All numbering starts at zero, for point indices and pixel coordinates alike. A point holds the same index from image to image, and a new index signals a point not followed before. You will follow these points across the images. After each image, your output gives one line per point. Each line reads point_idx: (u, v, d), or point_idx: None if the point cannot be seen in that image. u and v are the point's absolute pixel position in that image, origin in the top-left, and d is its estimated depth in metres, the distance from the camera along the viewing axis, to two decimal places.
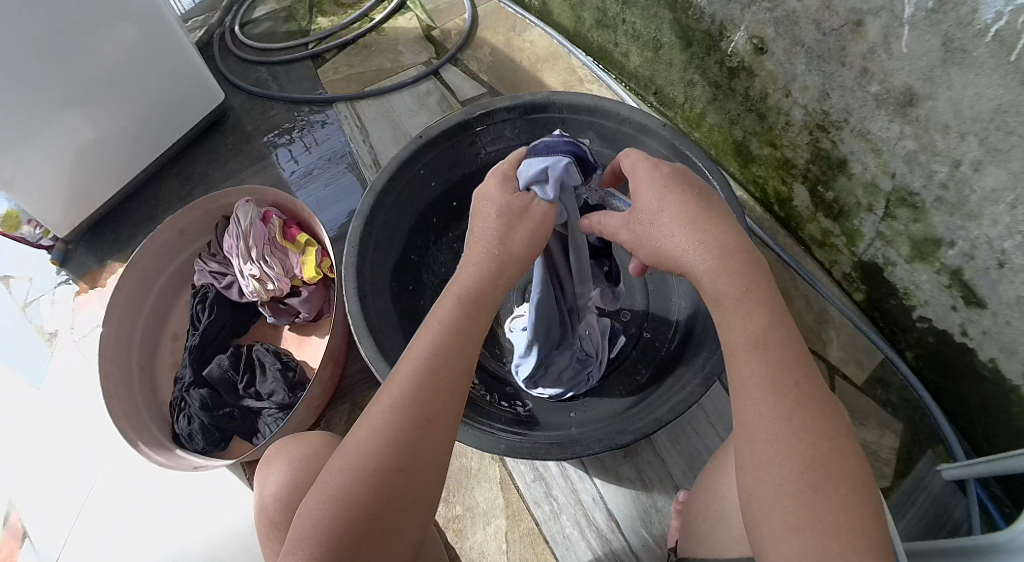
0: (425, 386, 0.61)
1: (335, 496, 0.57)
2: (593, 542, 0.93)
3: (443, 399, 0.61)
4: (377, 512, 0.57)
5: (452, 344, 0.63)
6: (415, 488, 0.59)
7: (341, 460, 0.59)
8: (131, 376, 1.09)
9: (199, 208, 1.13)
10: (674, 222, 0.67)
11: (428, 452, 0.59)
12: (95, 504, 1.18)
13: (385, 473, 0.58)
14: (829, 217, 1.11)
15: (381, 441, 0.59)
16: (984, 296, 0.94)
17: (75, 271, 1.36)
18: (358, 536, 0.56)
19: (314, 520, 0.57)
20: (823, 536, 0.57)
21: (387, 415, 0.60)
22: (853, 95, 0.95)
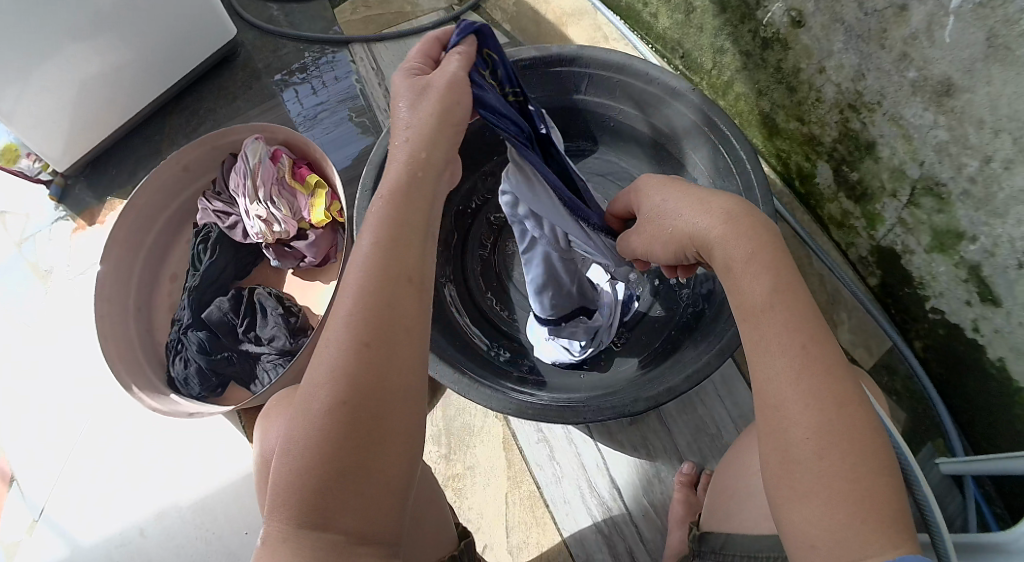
0: (364, 302, 0.55)
1: (288, 449, 0.52)
2: (594, 509, 0.92)
3: (385, 319, 0.54)
4: (338, 448, 0.51)
5: (382, 250, 0.57)
6: (371, 419, 0.52)
7: (293, 409, 0.54)
8: (127, 316, 1.07)
9: (206, 144, 1.09)
10: (683, 202, 0.67)
11: (383, 370, 0.53)
12: (86, 443, 1.16)
13: (332, 408, 0.52)
14: (851, 199, 1.08)
15: (324, 377, 0.53)
16: (1000, 295, 0.91)
17: (73, 206, 1.32)
18: (325, 479, 0.51)
19: (276, 480, 0.52)
20: (831, 507, 0.53)
21: (331, 343, 0.54)
22: (889, 78, 0.92)
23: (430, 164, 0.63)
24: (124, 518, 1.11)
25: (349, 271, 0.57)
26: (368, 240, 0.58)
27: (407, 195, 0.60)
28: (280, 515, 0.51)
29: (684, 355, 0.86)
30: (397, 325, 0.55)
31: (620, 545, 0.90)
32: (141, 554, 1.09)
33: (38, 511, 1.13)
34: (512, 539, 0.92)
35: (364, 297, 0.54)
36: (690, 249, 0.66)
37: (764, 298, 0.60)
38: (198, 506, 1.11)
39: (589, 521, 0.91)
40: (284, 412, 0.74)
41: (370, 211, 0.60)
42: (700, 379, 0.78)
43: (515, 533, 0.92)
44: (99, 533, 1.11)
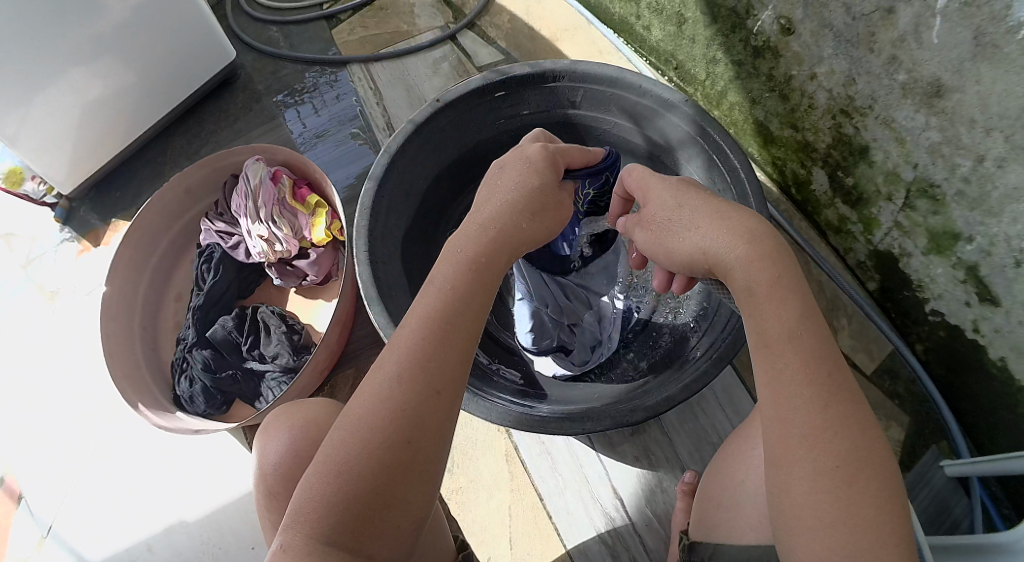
0: (432, 353, 0.59)
1: (332, 471, 0.56)
2: (598, 519, 0.92)
3: (447, 369, 0.59)
4: (382, 483, 0.56)
5: (458, 308, 0.61)
6: (422, 461, 0.57)
7: (343, 433, 0.57)
8: (132, 336, 1.08)
9: (207, 166, 1.10)
10: (703, 215, 0.66)
11: (435, 420, 0.58)
12: (94, 462, 1.18)
13: (389, 444, 0.56)
14: (847, 204, 1.09)
15: (385, 412, 0.57)
16: (998, 294, 0.92)
17: (78, 228, 1.34)
18: (363, 509, 0.55)
19: (313, 497, 0.55)
20: (855, 535, 0.56)
21: (393, 383, 0.58)
22: (879, 81, 0.93)
23: (527, 230, 0.69)
24: (133, 536, 1.13)
25: (420, 315, 0.61)
26: (445, 290, 0.62)
27: (489, 261, 0.65)
28: (310, 529, 0.54)
29: (682, 364, 0.87)
30: (458, 377, 0.60)
31: (624, 555, 0.91)
32: None
33: (45, 529, 1.14)
34: (515, 552, 0.92)
35: (433, 349, 0.59)
36: (702, 263, 0.65)
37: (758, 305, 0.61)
38: (205, 524, 1.12)
39: (594, 532, 0.92)
40: (292, 425, 0.77)
41: (452, 259, 0.64)
42: (699, 388, 0.79)
43: (519, 546, 0.92)
44: (106, 551, 1.12)
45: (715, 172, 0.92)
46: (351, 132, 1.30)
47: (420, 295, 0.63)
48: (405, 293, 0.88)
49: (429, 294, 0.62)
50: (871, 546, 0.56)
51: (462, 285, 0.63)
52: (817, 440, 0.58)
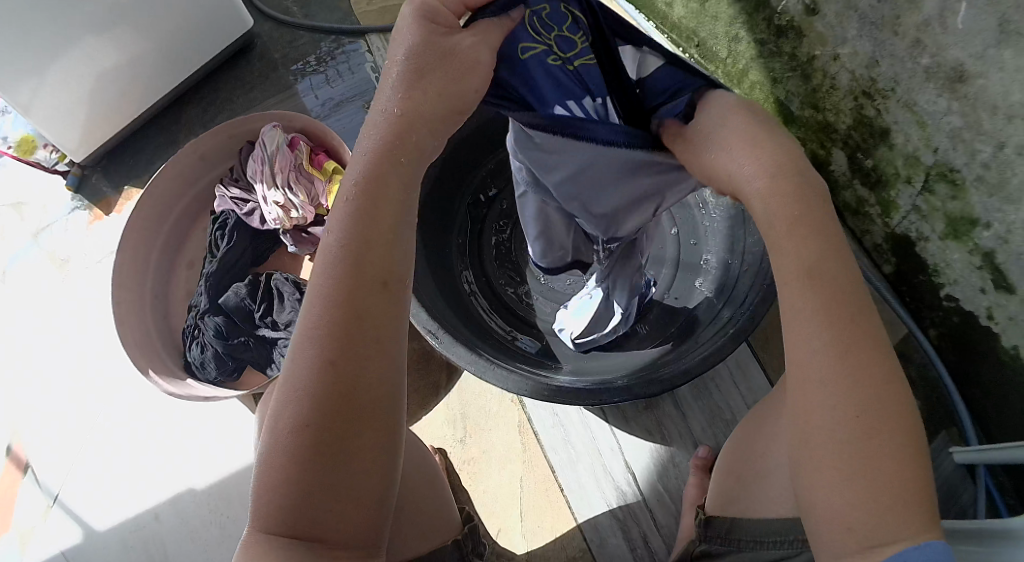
0: (337, 297, 0.52)
1: (268, 459, 0.50)
2: (609, 493, 0.92)
3: (366, 323, 0.52)
4: (318, 456, 0.49)
5: (359, 237, 0.53)
6: (361, 421, 0.50)
7: (273, 413, 0.51)
8: (143, 303, 1.08)
9: (223, 132, 1.09)
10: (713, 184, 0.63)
11: (364, 372, 0.51)
12: (104, 427, 1.18)
13: (317, 415, 0.50)
14: (866, 186, 1.07)
15: (302, 379, 0.50)
16: (1014, 281, 0.91)
17: (90, 196, 1.33)
18: (306, 489, 0.49)
19: (257, 491, 0.50)
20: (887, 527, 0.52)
21: (303, 345, 0.51)
22: (903, 65, 0.92)
23: (428, 123, 0.57)
24: (141, 502, 1.13)
25: (326, 263, 0.53)
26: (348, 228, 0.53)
27: (393, 174, 0.55)
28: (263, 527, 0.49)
29: (699, 337, 0.87)
30: (379, 317, 0.52)
31: (634, 530, 0.91)
32: (156, 538, 1.11)
33: (53, 497, 1.15)
34: (526, 524, 0.92)
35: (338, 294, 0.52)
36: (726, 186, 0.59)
37: None
38: (214, 491, 1.12)
39: (605, 506, 0.92)
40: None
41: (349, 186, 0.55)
42: (716, 361, 0.78)
43: (530, 518, 0.93)
44: (114, 518, 1.13)
45: None
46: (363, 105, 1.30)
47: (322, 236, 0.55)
48: (422, 263, 0.87)
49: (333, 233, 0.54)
50: None
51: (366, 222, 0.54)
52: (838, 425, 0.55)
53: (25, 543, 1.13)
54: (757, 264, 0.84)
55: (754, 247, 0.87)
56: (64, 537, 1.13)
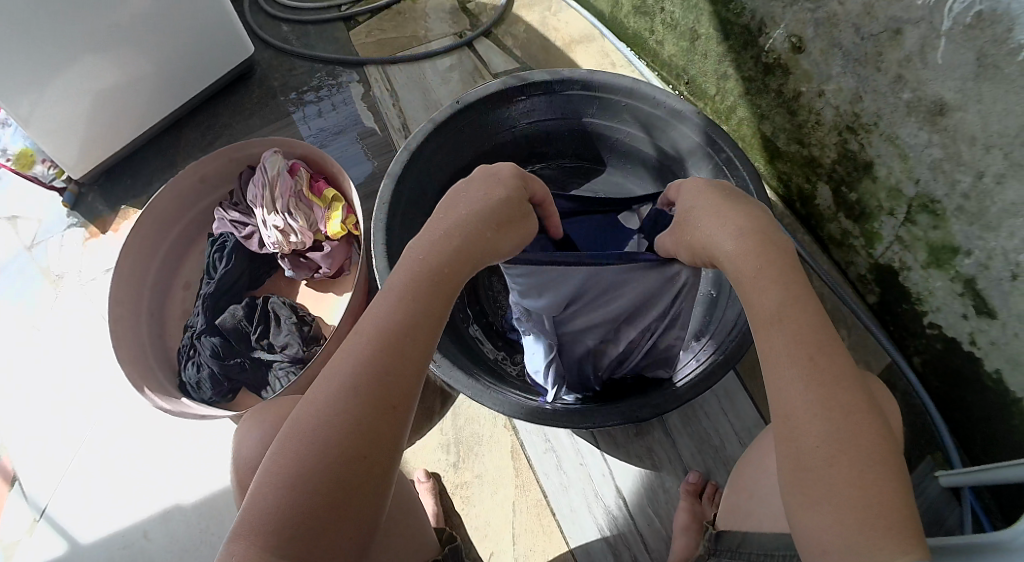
0: (389, 350, 0.57)
1: (284, 481, 0.52)
2: (599, 518, 0.94)
3: (407, 367, 0.58)
4: (329, 500, 0.52)
5: (423, 298, 0.61)
6: (374, 475, 0.54)
7: (296, 437, 0.54)
8: (139, 323, 1.09)
9: (224, 157, 1.10)
10: (717, 218, 0.72)
11: (388, 432, 0.55)
12: (95, 446, 1.18)
13: (344, 459, 0.53)
14: (850, 218, 1.11)
15: (337, 423, 0.54)
16: (995, 307, 0.94)
17: (85, 215, 1.34)
18: (307, 527, 0.51)
19: (256, 509, 0.52)
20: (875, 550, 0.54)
21: (344, 386, 0.55)
22: (885, 99, 0.95)
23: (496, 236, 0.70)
24: (130, 523, 1.13)
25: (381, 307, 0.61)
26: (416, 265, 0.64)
27: (460, 257, 0.66)
28: (256, 546, 0.50)
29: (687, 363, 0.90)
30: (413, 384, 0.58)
31: (626, 554, 0.92)
32: (144, 557, 1.11)
33: (39, 511, 1.15)
34: (518, 549, 0.93)
35: (392, 351, 0.57)
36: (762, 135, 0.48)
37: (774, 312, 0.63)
38: (204, 513, 1.12)
39: (596, 531, 0.93)
40: (263, 423, 0.77)
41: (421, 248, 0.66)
42: (707, 388, 0.81)
43: (522, 542, 0.94)
44: (103, 539, 1.12)
45: (721, 181, 0.93)
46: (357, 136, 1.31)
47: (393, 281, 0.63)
48: None
49: (401, 265, 0.65)
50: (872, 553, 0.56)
51: (431, 256, 0.64)
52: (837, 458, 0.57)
53: (9, 561, 1.12)
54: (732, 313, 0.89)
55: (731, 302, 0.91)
56: (49, 554, 1.12)
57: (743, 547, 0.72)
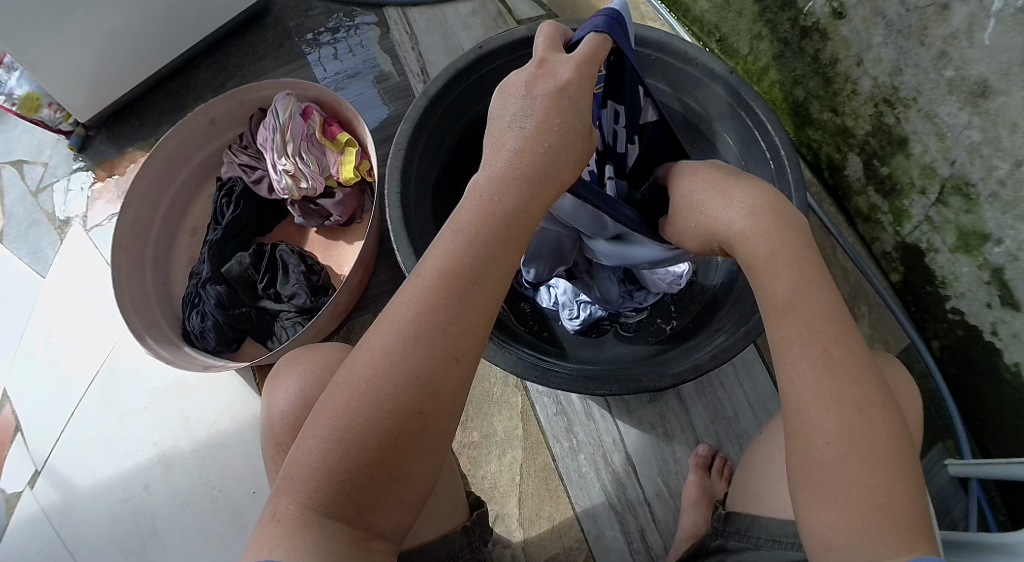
0: (454, 303, 0.55)
1: (330, 438, 0.53)
2: (607, 485, 0.91)
3: (464, 322, 0.55)
4: (386, 453, 0.53)
5: (493, 242, 0.57)
6: (432, 432, 0.55)
7: (348, 392, 0.54)
8: (144, 268, 1.07)
9: (235, 98, 1.06)
10: (727, 195, 0.66)
11: (450, 389, 0.55)
12: (97, 393, 1.16)
13: (401, 414, 0.53)
14: (879, 193, 1.06)
15: (397, 377, 0.54)
16: (1021, 299, 0.90)
17: (93, 158, 1.31)
18: (361, 480, 0.53)
19: (304, 463, 0.53)
20: (881, 540, 0.53)
21: (402, 341, 0.54)
22: (926, 75, 0.90)
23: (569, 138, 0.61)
24: (130, 473, 1.12)
25: (445, 248, 0.57)
26: (485, 204, 0.58)
27: (541, 188, 0.60)
28: (300, 500, 0.53)
29: (708, 329, 0.87)
30: (477, 339, 0.56)
31: (631, 523, 0.90)
32: (143, 508, 1.10)
33: (42, 462, 1.14)
34: (524, 512, 0.91)
35: (454, 303, 0.55)
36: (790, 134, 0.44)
37: (786, 297, 0.59)
38: (203, 463, 1.11)
39: (603, 498, 0.91)
40: (303, 371, 0.73)
41: (491, 169, 0.60)
42: (727, 359, 0.77)
43: (528, 505, 0.92)
44: (103, 487, 1.11)
45: (751, 144, 0.89)
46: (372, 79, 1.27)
47: (458, 213, 0.59)
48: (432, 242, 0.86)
49: (469, 201, 0.59)
50: (888, 535, 0.53)
51: (506, 197, 0.58)
52: (846, 446, 0.55)
53: (11, 507, 1.12)
54: None
55: None
56: (51, 501, 1.11)
57: (751, 531, 0.70)
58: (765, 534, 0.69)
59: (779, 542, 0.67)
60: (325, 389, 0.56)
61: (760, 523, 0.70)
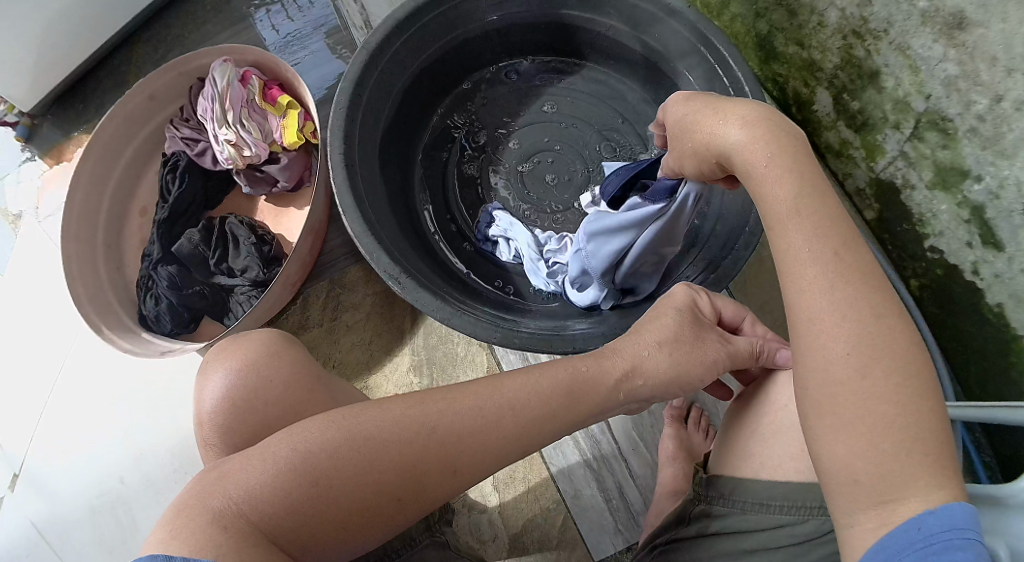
0: (489, 423, 0.57)
1: (303, 473, 0.52)
2: (582, 443, 0.89)
3: (485, 441, 0.57)
4: (349, 516, 0.52)
5: (554, 391, 0.60)
6: (394, 514, 0.54)
7: (336, 438, 0.53)
8: (95, 254, 1.02)
9: (172, 69, 1.02)
10: (721, 110, 0.63)
11: (428, 496, 0.55)
12: (64, 389, 1.12)
13: (383, 486, 0.53)
14: (851, 128, 1.02)
15: (405, 454, 0.54)
16: (1003, 238, 0.87)
17: (41, 146, 1.26)
18: (310, 530, 0.51)
19: (262, 481, 0.51)
20: (862, 488, 0.50)
21: (429, 431, 0.55)
22: (897, 5, 0.86)
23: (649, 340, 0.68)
24: (103, 468, 1.08)
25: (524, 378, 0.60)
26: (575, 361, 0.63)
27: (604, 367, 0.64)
28: (239, 525, 0.49)
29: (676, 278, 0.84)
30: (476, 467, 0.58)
31: (609, 480, 0.88)
32: (120, 503, 1.07)
33: (17, 466, 1.10)
34: (498, 475, 0.91)
35: (489, 424, 0.57)
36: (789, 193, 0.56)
37: None
38: (176, 451, 1.08)
39: (578, 456, 0.89)
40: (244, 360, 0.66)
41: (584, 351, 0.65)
42: None
43: (501, 469, 0.91)
44: (78, 486, 1.08)
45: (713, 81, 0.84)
46: (316, 38, 1.23)
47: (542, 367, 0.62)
48: (384, 203, 0.82)
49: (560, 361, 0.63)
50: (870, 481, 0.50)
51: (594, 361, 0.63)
52: None
53: None
54: (734, 229, 0.79)
55: (730, 200, 0.82)
56: (28, 506, 1.08)
57: (736, 494, 0.64)
58: (750, 495, 0.63)
59: (768, 506, 0.62)
60: (331, 418, 0.55)
61: (748, 487, 0.64)
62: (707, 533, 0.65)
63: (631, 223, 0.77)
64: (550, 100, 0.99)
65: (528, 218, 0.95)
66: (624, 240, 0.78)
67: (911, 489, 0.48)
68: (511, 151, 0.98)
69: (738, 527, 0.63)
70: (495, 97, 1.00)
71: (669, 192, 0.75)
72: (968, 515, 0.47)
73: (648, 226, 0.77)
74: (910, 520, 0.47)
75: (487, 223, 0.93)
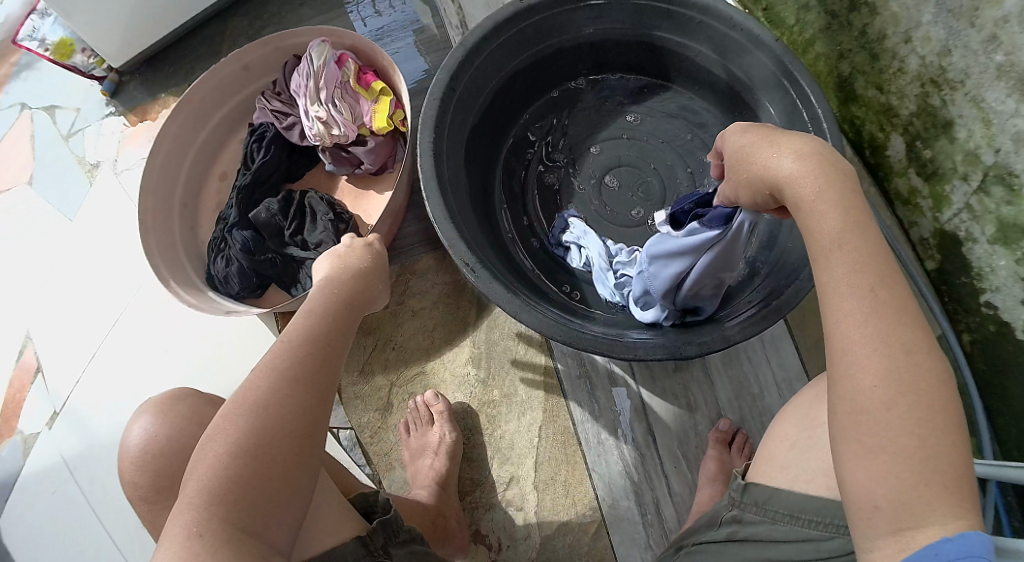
0: (316, 349, 0.62)
1: (244, 456, 0.56)
2: (626, 453, 0.92)
3: (318, 360, 0.62)
4: (279, 464, 0.57)
5: (314, 323, 0.65)
6: (310, 447, 0.59)
7: (236, 423, 0.57)
8: (171, 212, 1.06)
9: (270, 45, 1.06)
10: (774, 144, 0.63)
11: (320, 418, 0.60)
12: (118, 338, 1.17)
13: (289, 431, 0.58)
14: (920, 176, 1.03)
15: (285, 402, 0.58)
16: None
17: (125, 103, 1.31)
18: (259, 490, 0.56)
19: (213, 486, 0.55)
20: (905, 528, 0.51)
21: (285, 375, 0.60)
22: (975, 58, 0.87)
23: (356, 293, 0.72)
24: None
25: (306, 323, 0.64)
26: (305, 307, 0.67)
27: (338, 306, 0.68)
28: (213, 528, 0.53)
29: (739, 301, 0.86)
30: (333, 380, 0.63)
31: (647, 494, 0.90)
32: None
33: (58, 406, 1.14)
34: (538, 476, 0.93)
35: (319, 350, 0.62)
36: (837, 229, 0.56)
37: (833, 237, 0.57)
38: None
39: (620, 465, 0.91)
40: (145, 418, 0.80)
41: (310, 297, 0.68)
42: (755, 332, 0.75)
43: (543, 469, 0.93)
44: (114, 433, 1.12)
45: (790, 115, 0.86)
46: (407, 35, 1.26)
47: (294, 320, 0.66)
48: (465, 197, 0.85)
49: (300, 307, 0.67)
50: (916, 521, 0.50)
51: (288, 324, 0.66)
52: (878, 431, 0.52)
53: (27, 447, 1.13)
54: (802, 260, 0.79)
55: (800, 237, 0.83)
56: (63, 446, 1.12)
57: (770, 505, 0.66)
58: (783, 506, 0.65)
59: (798, 517, 0.64)
60: (218, 416, 0.59)
61: (781, 498, 0.65)
62: (736, 538, 0.67)
63: (690, 247, 0.78)
64: (637, 116, 1.02)
65: (602, 229, 0.98)
66: (681, 265, 0.80)
67: (930, 517, 0.50)
68: (588, 162, 1.01)
69: (767, 536, 0.65)
70: (582, 109, 1.03)
71: (723, 220, 0.77)
72: (983, 544, 0.49)
73: (705, 251, 0.78)
74: (927, 546, 0.49)
75: (561, 229, 0.95)
